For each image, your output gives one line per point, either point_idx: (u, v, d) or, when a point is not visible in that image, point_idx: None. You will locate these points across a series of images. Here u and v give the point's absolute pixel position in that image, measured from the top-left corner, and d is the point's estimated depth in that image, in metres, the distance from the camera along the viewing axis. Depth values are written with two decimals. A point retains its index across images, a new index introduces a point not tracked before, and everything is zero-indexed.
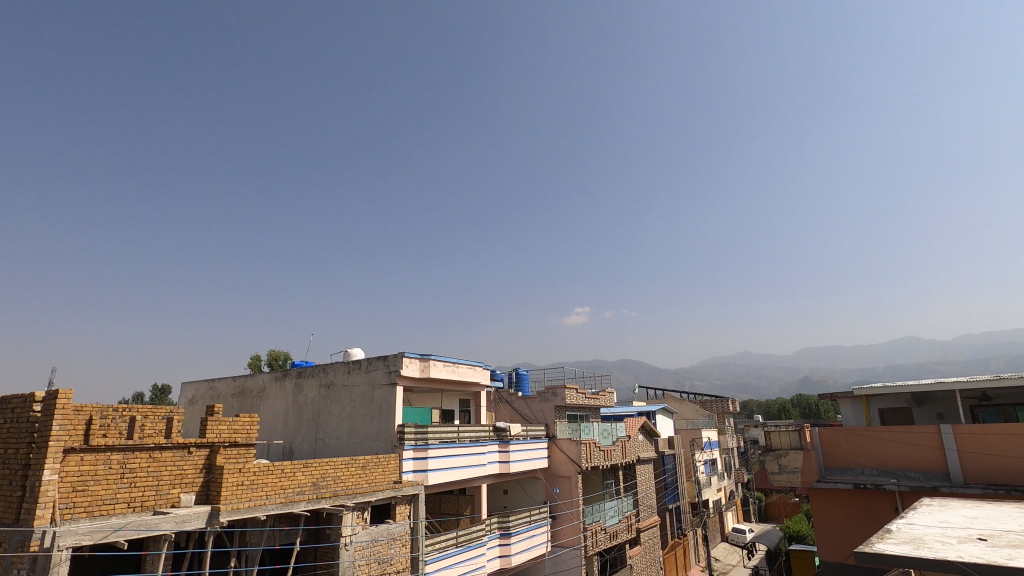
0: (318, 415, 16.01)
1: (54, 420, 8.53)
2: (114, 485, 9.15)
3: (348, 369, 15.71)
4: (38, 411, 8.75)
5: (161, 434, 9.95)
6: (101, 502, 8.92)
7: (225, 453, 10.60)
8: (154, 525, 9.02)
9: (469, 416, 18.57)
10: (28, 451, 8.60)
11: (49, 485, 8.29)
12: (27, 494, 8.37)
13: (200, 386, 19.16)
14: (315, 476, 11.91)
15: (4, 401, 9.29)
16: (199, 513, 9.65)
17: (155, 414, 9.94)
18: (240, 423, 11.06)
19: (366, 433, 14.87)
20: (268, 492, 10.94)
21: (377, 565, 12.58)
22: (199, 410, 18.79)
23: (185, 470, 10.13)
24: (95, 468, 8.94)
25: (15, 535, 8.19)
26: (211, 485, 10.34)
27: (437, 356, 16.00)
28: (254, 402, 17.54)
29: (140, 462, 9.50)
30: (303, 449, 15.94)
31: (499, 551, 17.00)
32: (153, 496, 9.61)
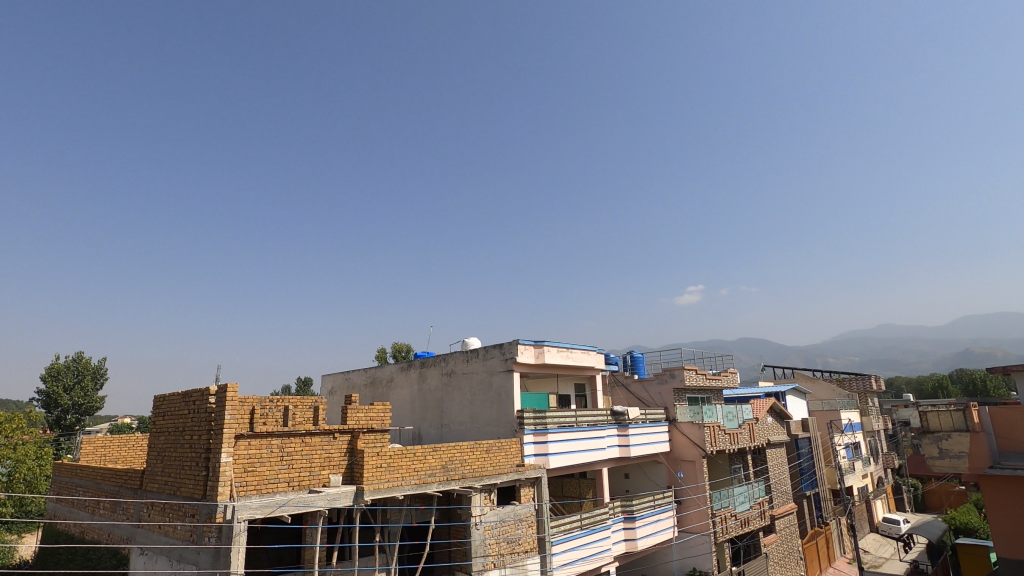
0: (442, 402, 16.90)
1: (226, 411, 9.86)
2: (276, 466, 10.37)
3: (467, 358, 16.38)
4: (213, 403, 10.15)
5: (309, 422, 11.05)
6: (267, 481, 10.18)
7: (364, 438, 11.56)
8: (311, 502, 10.13)
9: (585, 401, 18.59)
10: (208, 437, 10.01)
11: (226, 466, 9.61)
12: (210, 474, 9.77)
13: (337, 377, 21.04)
14: (444, 459, 12.58)
15: (187, 394, 10.87)
16: (347, 492, 10.64)
17: (303, 403, 11.05)
18: (375, 411, 11.98)
19: (487, 418, 15.45)
20: (404, 474, 11.76)
21: (506, 544, 13.15)
22: (338, 400, 20.66)
23: (333, 453, 11.20)
24: (260, 452, 10.19)
25: (204, 508, 9.63)
26: (355, 467, 11.33)
27: (551, 342, 16.16)
28: (383, 391, 18.93)
29: (295, 446, 10.67)
30: (430, 434, 16.94)
31: (625, 534, 16.94)
32: (308, 476, 10.76)
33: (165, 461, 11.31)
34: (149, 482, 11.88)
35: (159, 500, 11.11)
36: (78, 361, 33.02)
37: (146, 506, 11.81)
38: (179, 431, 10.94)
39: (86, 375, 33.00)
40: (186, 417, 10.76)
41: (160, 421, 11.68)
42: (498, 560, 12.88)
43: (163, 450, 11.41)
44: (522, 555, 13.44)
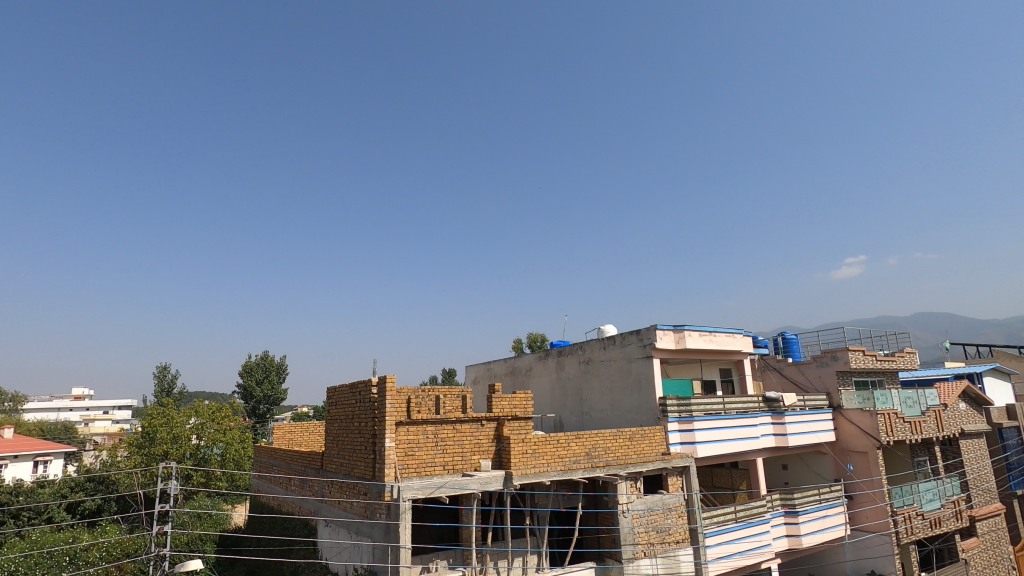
0: (581, 389, 16.95)
1: (387, 400, 10.83)
2: (432, 451, 11.18)
3: (604, 345, 16.24)
4: (375, 393, 11.21)
5: (459, 410, 11.71)
6: (425, 464, 11.03)
7: (509, 425, 11.98)
8: (466, 485, 10.78)
9: (733, 386, 17.53)
10: (373, 424, 11.10)
11: (390, 450, 10.61)
12: (377, 457, 10.83)
13: (479, 367, 22.08)
14: (587, 447, 12.60)
15: (353, 385, 12.13)
16: (497, 476, 11.17)
17: (452, 393, 11.73)
18: (518, 399, 12.34)
19: (629, 405, 15.21)
20: (549, 461, 12.01)
21: (656, 534, 12.88)
22: (481, 389, 21.69)
23: (481, 439, 11.80)
24: (417, 437, 11.06)
25: (374, 487, 10.71)
26: (503, 452, 11.80)
27: (692, 326, 15.42)
28: (524, 380, 19.49)
29: (447, 432, 11.41)
30: (571, 422, 17.10)
31: (786, 529, 15.71)
32: (461, 461, 11.46)
33: (340, 445, 12.74)
34: (328, 463, 13.47)
35: (338, 479, 12.54)
36: (266, 358, 38.37)
37: (327, 484, 13.42)
38: (349, 419, 12.24)
39: (272, 371, 38.24)
40: (354, 406, 12.02)
41: (333, 409, 13.16)
42: (649, 549, 12.67)
43: (338, 435, 12.85)
44: (673, 545, 13.09)
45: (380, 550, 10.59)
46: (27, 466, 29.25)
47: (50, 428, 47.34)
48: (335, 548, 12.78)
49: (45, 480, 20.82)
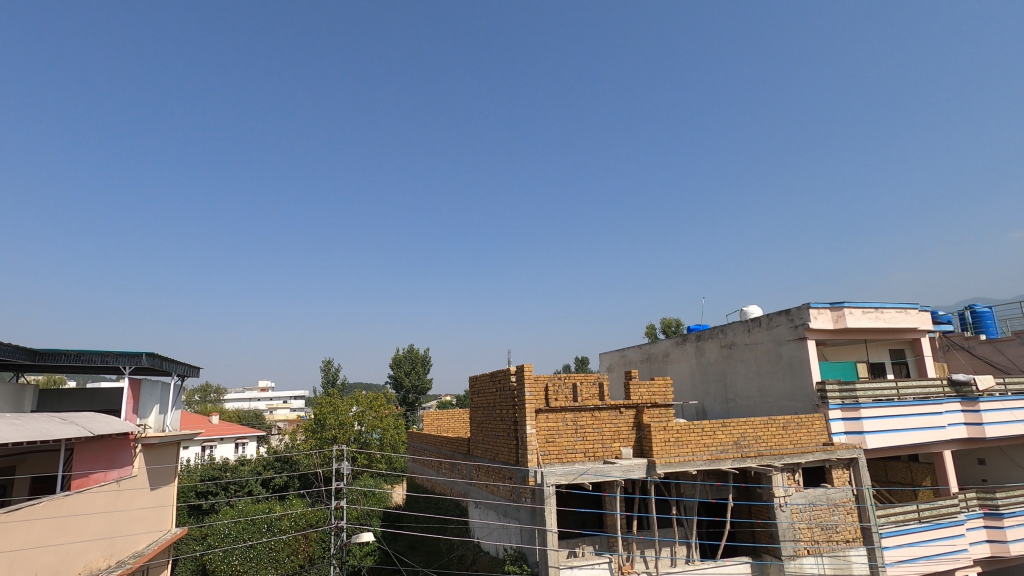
0: (724, 375, 16.00)
1: (526, 388, 11.14)
2: (573, 438, 11.30)
3: (747, 328, 15.15)
4: (514, 381, 11.60)
5: (596, 397, 11.66)
6: (566, 451, 11.18)
7: (649, 412, 11.67)
8: (608, 472, 10.74)
9: (907, 369, 15.41)
10: (514, 412, 11.49)
11: (531, 437, 10.92)
12: (520, 443, 11.20)
13: (613, 355, 21.83)
14: (736, 435, 11.87)
15: (493, 374, 12.66)
16: (640, 464, 10.96)
17: (588, 380, 11.71)
18: (657, 386, 11.95)
19: (780, 392, 14.06)
20: (694, 449, 11.51)
21: (821, 531, 11.80)
22: (617, 376, 21.43)
23: (621, 427, 11.66)
24: (557, 425, 11.24)
25: (519, 472, 11.10)
26: (644, 440, 11.54)
27: (853, 303, 13.80)
28: (661, 366, 18.88)
29: (586, 420, 11.44)
30: (715, 410, 16.22)
31: (987, 534, 13.51)
32: (601, 448, 11.43)
33: (484, 431, 13.39)
34: (474, 448, 14.21)
35: (484, 463, 13.18)
36: (411, 351, 41.43)
37: (475, 467, 14.17)
38: (491, 406, 12.79)
39: (418, 363, 41.23)
40: (495, 394, 12.54)
41: (476, 397, 13.84)
42: (813, 547, 11.63)
43: (481, 422, 13.50)
44: (842, 545, 11.90)
45: (527, 532, 10.96)
46: (230, 447, 34.74)
47: (244, 416, 55.75)
48: (485, 528, 13.48)
49: (245, 459, 24.54)
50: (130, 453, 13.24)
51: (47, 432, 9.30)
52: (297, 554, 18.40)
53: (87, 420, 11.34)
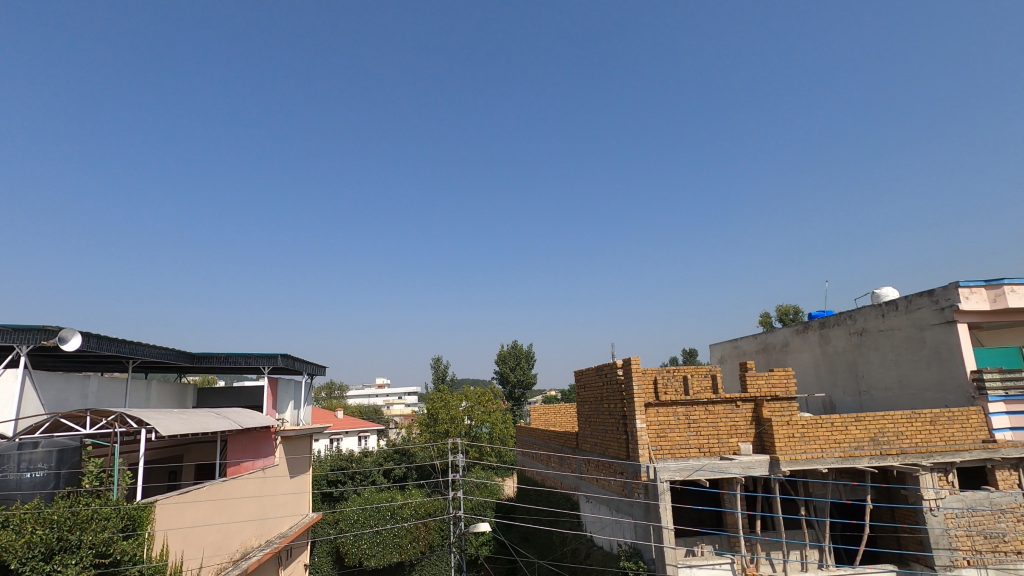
0: (855, 365, 14.58)
1: (634, 381, 10.91)
2: (686, 433, 10.89)
3: (882, 312, 13.69)
4: (621, 375, 11.41)
5: (710, 390, 11.13)
6: (679, 446, 10.81)
7: (769, 406, 10.94)
8: (726, 468, 10.22)
9: None
10: (623, 406, 11.31)
11: (641, 431, 10.69)
12: (630, 438, 10.99)
13: (725, 345, 20.73)
14: (872, 431, 10.78)
15: (600, 367, 12.54)
16: (761, 461, 10.32)
17: (699, 372, 11.24)
18: (777, 377, 11.17)
19: (925, 382, 12.54)
20: (823, 446, 10.62)
21: (984, 540, 10.38)
22: (730, 368, 20.31)
23: (738, 422, 11.05)
24: (668, 419, 10.90)
25: (630, 467, 10.91)
26: (765, 436, 10.84)
27: (1015, 280, 11.98)
28: (780, 357, 17.61)
29: (699, 414, 10.96)
30: (846, 403, 14.82)
31: None
32: (717, 444, 10.90)
33: (592, 425, 13.31)
34: (583, 443, 14.16)
35: (593, 458, 13.10)
36: (515, 347, 42.13)
37: (584, 461, 14.12)
38: (598, 400, 12.68)
39: (522, 358, 41.85)
40: (602, 388, 12.42)
41: (582, 391, 13.79)
42: (974, 558, 10.22)
43: (589, 416, 13.43)
44: (1012, 557, 10.36)
45: (642, 528, 10.74)
46: (354, 439, 37.58)
47: (365, 411, 60.04)
48: (598, 523, 13.42)
49: (368, 451, 26.37)
50: (272, 444, 14.76)
51: (206, 425, 10.62)
52: (418, 541, 19.49)
53: (237, 414, 12.83)
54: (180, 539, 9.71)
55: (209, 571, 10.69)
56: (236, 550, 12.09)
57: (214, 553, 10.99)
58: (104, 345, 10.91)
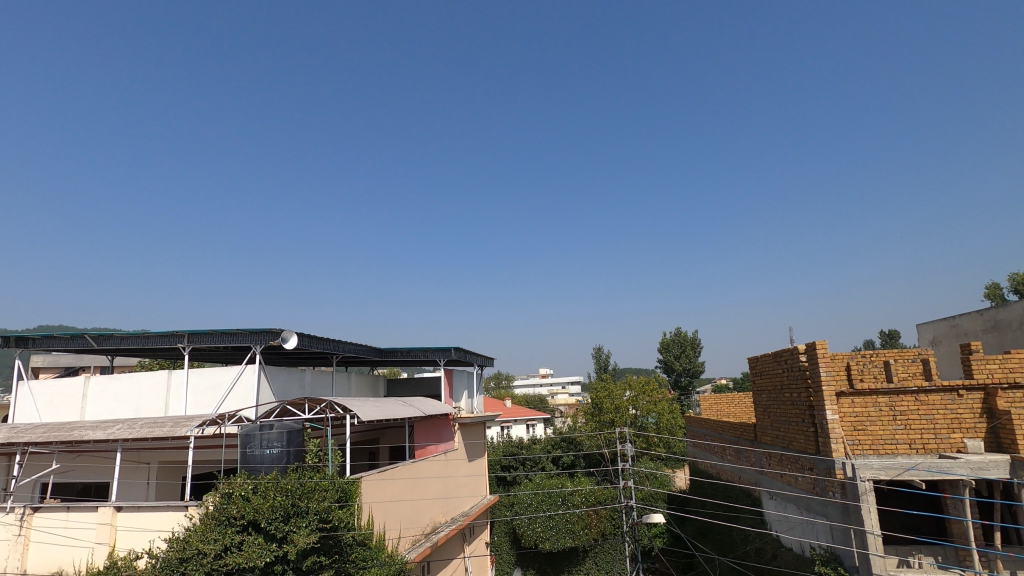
0: None
1: (820, 367, 9.76)
2: (891, 426, 9.47)
3: None
4: (805, 361, 10.31)
5: (921, 376, 9.54)
6: (883, 441, 9.44)
7: (1006, 396, 9.01)
8: (948, 469, 8.68)
9: None
10: (808, 395, 10.20)
11: (834, 424, 9.53)
12: (819, 430, 9.88)
13: (939, 325, 17.53)
14: None
15: (778, 353, 11.47)
16: (998, 462, 8.55)
17: (905, 356, 9.69)
18: (1015, 361, 9.15)
19: None
20: None
21: None
22: (946, 351, 17.15)
23: (962, 414, 9.28)
24: (867, 410, 9.57)
25: (821, 463, 9.82)
26: (1001, 432, 8.96)
27: None
28: (1019, 336, 14.38)
29: (909, 405, 9.45)
30: None
31: None
32: (935, 439, 9.30)
33: (772, 417, 12.22)
34: (762, 435, 13.09)
35: (776, 452, 12.02)
36: (679, 334, 40.34)
37: (765, 456, 13.04)
38: (778, 390, 11.61)
39: (688, 346, 39.96)
40: (782, 375, 11.34)
41: (759, 380, 12.72)
42: None
43: (768, 406, 12.35)
44: None
45: (840, 532, 9.59)
46: (523, 427, 39.25)
47: (531, 399, 62.42)
48: (785, 522, 12.33)
49: (537, 439, 27.36)
50: (451, 430, 16.07)
51: (395, 412, 11.92)
52: (590, 528, 19.75)
53: (421, 403, 14.19)
54: (382, 511, 11.06)
55: (405, 541, 12.02)
56: (427, 524, 13.41)
57: (409, 525, 12.32)
58: (314, 343, 12.83)
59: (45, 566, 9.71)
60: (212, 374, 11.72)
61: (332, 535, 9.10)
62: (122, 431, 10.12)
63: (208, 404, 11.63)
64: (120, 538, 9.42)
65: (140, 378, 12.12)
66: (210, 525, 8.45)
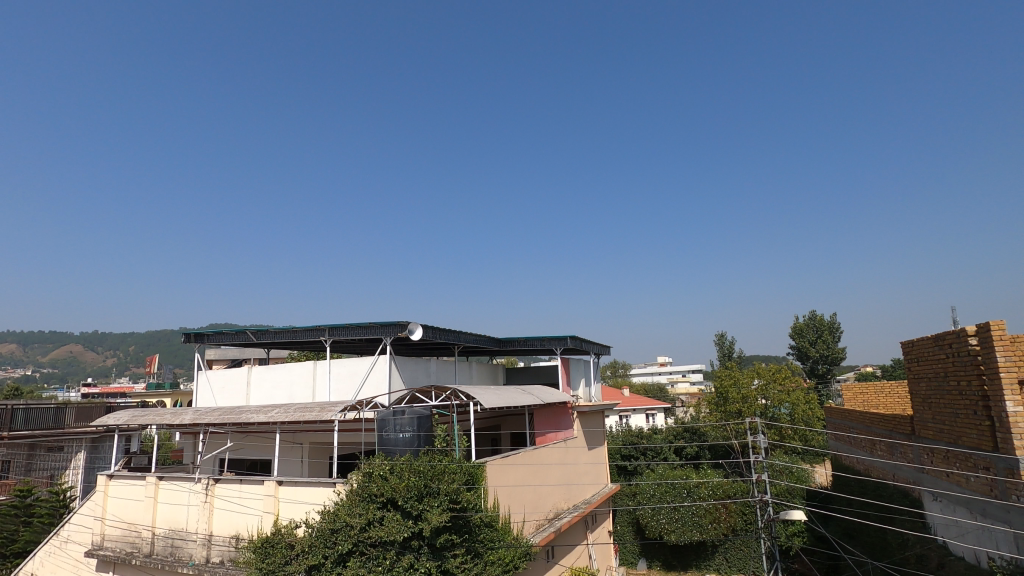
0: None
1: (996, 352, 8.40)
2: None
3: None
4: (977, 344, 8.94)
5: None
6: None
7: None
8: None
9: None
10: (982, 383, 8.84)
11: (1017, 417, 8.18)
12: (997, 424, 8.52)
13: None
14: None
15: (941, 336, 10.06)
16: None
17: None
18: None
19: None
20: None
21: None
22: None
23: None
24: None
25: (1001, 462, 8.49)
26: None
27: None
28: None
29: None
30: None
31: None
32: None
33: (933, 408, 10.79)
34: (921, 428, 11.61)
35: (940, 447, 10.57)
36: (815, 318, 36.94)
37: (926, 452, 11.55)
38: (942, 377, 10.16)
39: (825, 330, 36.50)
40: (946, 361, 9.93)
41: (916, 366, 11.27)
42: None
43: (928, 396, 10.91)
44: None
45: None
46: (642, 416, 38.38)
47: (651, 388, 60.85)
48: (953, 526, 10.87)
49: (658, 428, 26.61)
50: (570, 418, 16.15)
51: (515, 400, 12.21)
52: (719, 522, 18.83)
53: (540, 391, 14.41)
54: (506, 495, 11.44)
55: (530, 525, 12.35)
56: (550, 510, 13.66)
57: (533, 510, 12.62)
58: (437, 334, 13.54)
59: (226, 529, 11.31)
60: (350, 364, 12.84)
61: (462, 516, 9.59)
62: (280, 414, 11.45)
63: (348, 391, 12.76)
64: (282, 508, 10.68)
65: (292, 368, 13.61)
66: (355, 501, 9.27)
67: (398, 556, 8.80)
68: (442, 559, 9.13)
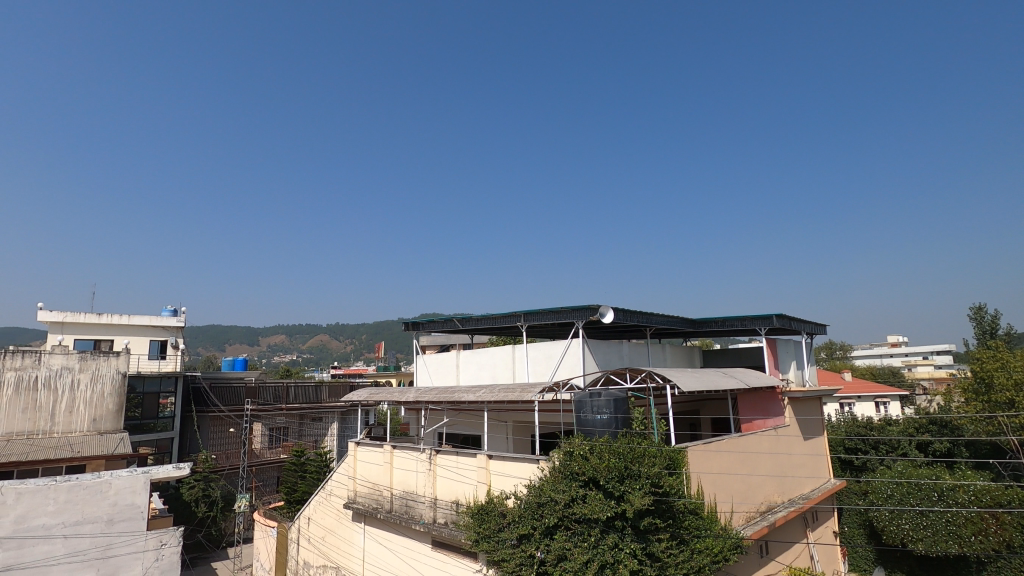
0: None
1: None
2: None
3: None
4: None
5: None
6: None
7: None
8: None
9: None
10: None
11: None
12: None
13: None
14: None
15: None
16: None
17: None
18: None
19: None
20: None
21: None
22: None
23: None
24: None
25: None
26: None
27: None
28: None
29: None
30: None
31: None
32: None
33: None
34: None
35: None
36: None
37: None
38: None
39: None
40: None
41: None
42: None
43: None
44: None
45: None
46: (870, 405, 33.19)
47: (880, 373, 52.46)
48: None
49: (892, 419, 22.79)
50: (780, 404, 14.72)
51: (716, 383, 11.53)
52: (986, 535, 15.43)
53: (743, 374, 13.39)
54: (712, 483, 10.87)
55: (740, 516, 11.56)
56: (762, 502, 12.62)
57: (743, 501, 11.80)
58: (629, 317, 13.39)
59: (448, 495, 12.72)
60: (546, 347, 13.40)
61: (665, 500, 9.38)
62: (486, 394, 12.47)
63: (545, 372, 13.35)
64: (493, 480, 11.61)
65: (494, 352, 14.67)
66: (560, 478, 9.67)
67: (602, 534, 8.96)
68: (647, 542, 9.04)
